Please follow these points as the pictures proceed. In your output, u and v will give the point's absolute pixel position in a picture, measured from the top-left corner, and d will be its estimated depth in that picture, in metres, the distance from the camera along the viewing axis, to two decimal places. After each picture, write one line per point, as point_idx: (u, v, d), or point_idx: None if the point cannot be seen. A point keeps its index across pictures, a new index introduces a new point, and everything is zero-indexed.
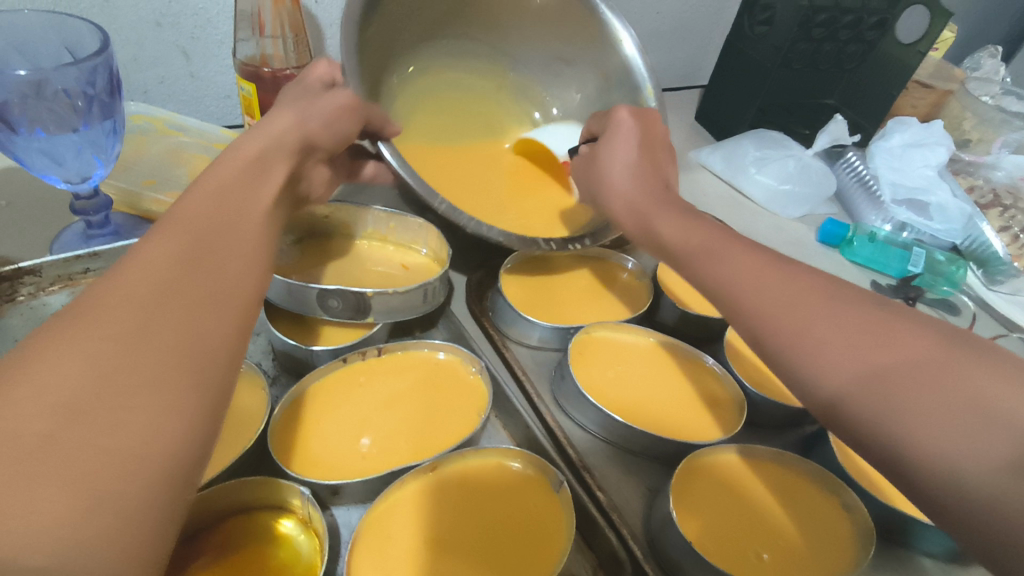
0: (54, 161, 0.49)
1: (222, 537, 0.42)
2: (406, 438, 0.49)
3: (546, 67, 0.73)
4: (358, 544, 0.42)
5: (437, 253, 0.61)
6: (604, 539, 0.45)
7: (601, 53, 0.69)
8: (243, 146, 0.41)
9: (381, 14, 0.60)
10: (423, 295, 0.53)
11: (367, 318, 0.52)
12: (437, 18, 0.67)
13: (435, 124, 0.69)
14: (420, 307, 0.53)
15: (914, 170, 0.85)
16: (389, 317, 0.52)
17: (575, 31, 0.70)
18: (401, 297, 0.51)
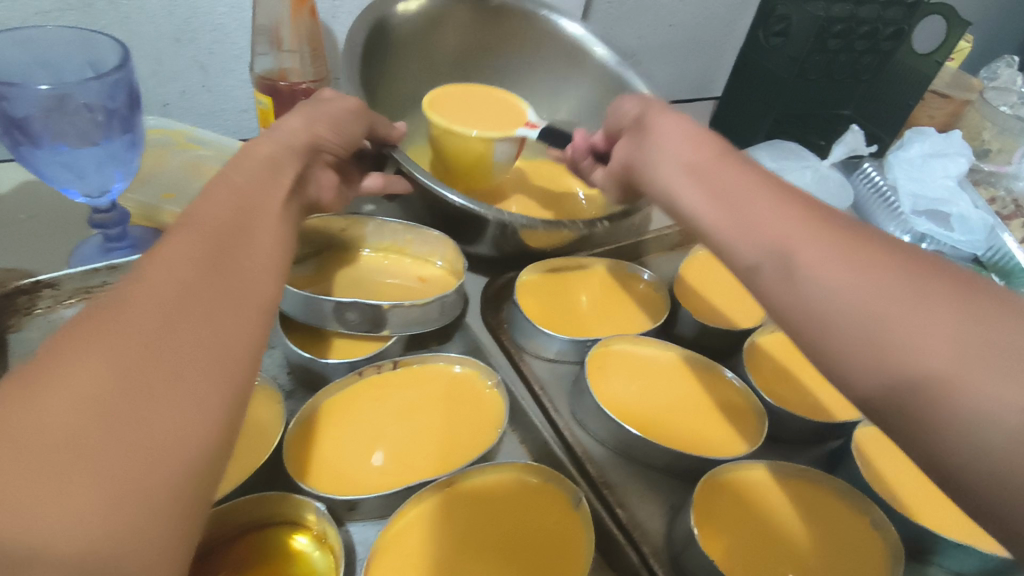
0: (76, 174, 0.49)
1: (238, 555, 0.41)
2: (423, 452, 0.48)
3: (538, 100, 0.80)
4: (374, 562, 0.41)
5: (454, 265, 0.60)
6: (623, 555, 0.45)
7: (587, 70, 0.76)
8: (252, 149, 0.41)
9: (382, 60, 0.70)
10: (440, 308, 0.52)
11: (383, 331, 0.51)
12: (435, 65, 0.75)
13: (462, 92, 0.71)
14: (437, 320, 0.53)
15: (935, 180, 0.84)
16: (405, 331, 0.52)
17: (556, 59, 0.77)
18: (418, 309, 0.51)
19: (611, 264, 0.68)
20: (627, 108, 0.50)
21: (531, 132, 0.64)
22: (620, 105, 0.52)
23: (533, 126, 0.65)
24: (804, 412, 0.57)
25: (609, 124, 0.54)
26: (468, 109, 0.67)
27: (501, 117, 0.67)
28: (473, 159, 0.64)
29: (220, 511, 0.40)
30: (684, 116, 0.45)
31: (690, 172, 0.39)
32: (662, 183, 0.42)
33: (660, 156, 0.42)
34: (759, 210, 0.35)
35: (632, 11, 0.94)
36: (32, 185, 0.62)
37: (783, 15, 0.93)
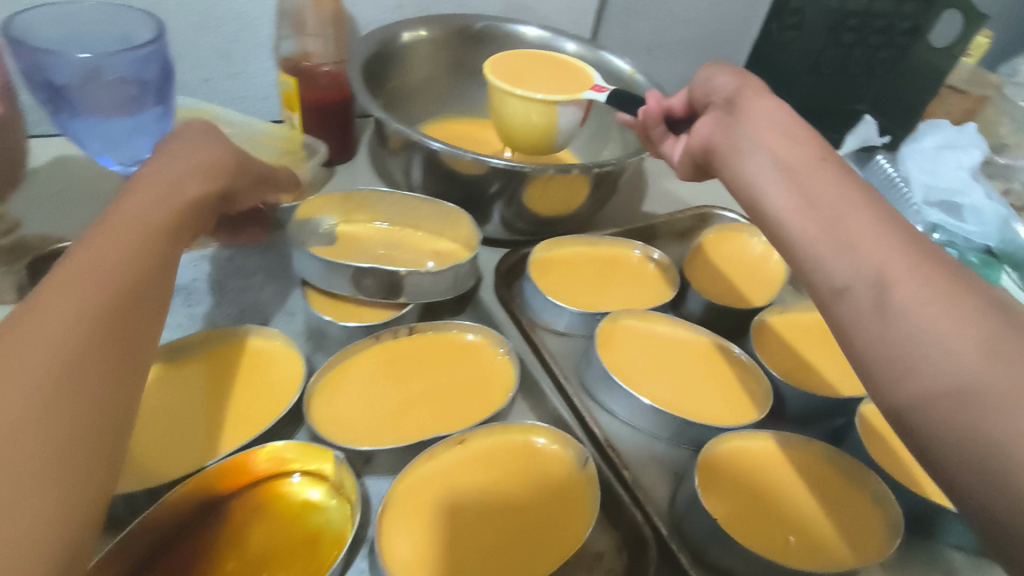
0: (109, 143, 0.52)
1: (254, 505, 0.43)
2: (435, 412, 0.50)
3: None
4: (387, 511, 0.42)
5: (467, 240, 0.62)
6: (629, 516, 0.45)
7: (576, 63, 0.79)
8: None
9: (399, 62, 0.75)
10: (454, 278, 0.54)
11: (399, 299, 0.53)
12: (453, 63, 0.81)
13: (521, 55, 0.67)
14: (452, 290, 0.55)
15: (949, 171, 0.84)
16: (419, 300, 0.54)
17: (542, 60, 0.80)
18: (431, 278, 0.52)
19: (619, 243, 0.69)
20: (720, 82, 0.49)
21: (599, 95, 0.60)
22: (713, 78, 0.50)
23: (600, 91, 0.61)
24: (810, 388, 0.58)
25: (699, 96, 0.52)
26: (528, 72, 0.63)
27: (561, 77, 0.63)
28: (535, 129, 0.62)
29: (235, 460, 0.42)
30: (780, 100, 0.44)
31: (783, 168, 0.38)
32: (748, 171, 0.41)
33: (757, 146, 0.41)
34: (793, 223, 0.35)
35: (644, 7, 0.95)
36: (64, 160, 0.65)
37: (797, 8, 0.98)
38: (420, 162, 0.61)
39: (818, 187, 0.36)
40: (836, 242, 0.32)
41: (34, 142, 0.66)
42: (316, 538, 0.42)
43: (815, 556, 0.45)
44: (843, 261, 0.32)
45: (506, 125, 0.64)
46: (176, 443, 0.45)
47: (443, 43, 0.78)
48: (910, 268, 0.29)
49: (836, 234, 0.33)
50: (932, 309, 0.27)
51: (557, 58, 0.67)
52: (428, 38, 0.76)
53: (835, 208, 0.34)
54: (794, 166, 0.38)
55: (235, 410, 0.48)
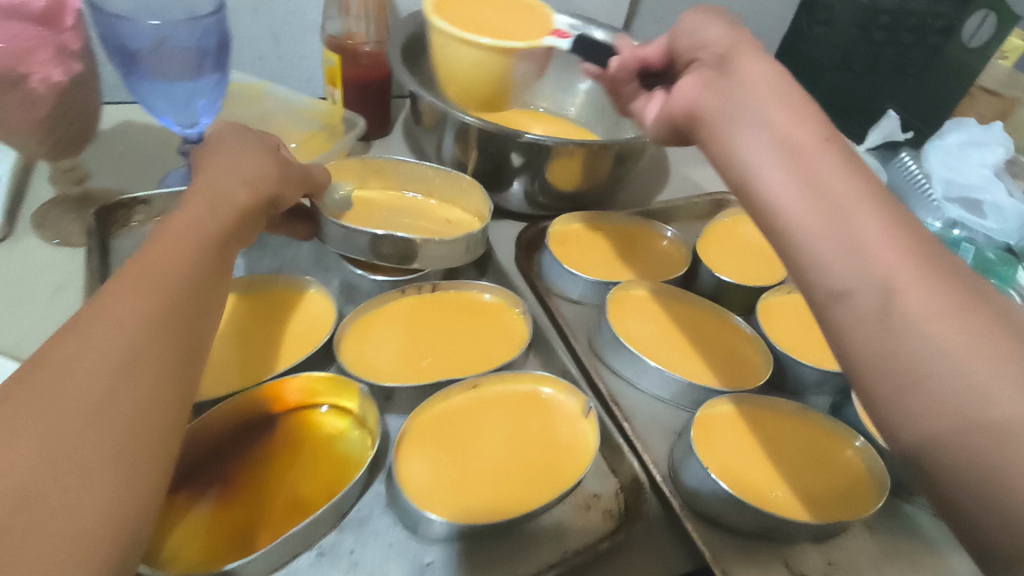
0: (172, 106, 0.57)
1: (286, 429, 0.48)
2: (452, 360, 0.54)
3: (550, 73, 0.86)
4: (404, 441, 0.46)
5: (479, 210, 0.66)
6: (625, 463, 0.48)
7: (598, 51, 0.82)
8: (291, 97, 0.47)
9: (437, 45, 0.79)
10: (466, 246, 0.58)
11: (412, 264, 0.58)
12: None
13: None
14: (463, 257, 0.59)
15: (971, 169, 0.84)
16: (436, 265, 0.58)
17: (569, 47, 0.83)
18: (447, 246, 0.56)
19: (635, 221, 0.73)
20: (712, 34, 0.45)
21: (562, 42, 0.52)
22: (702, 28, 0.46)
23: (563, 36, 0.52)
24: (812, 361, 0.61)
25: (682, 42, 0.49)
26: (478, 16, 0.54)
27: (517, 22, 0.54)
28: (485, 76, 0.54)
29: (272, 385, 0.47)
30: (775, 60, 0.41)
31: (786, 150, 0.36)
32: (742, 146, 0.38)
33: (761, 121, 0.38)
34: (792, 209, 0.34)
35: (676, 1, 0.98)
36: (127, 125, 0.71)
37: (827, 4, 1.01)
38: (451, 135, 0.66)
39: (820, 167, 0.34)
40: (840, 241, 0.31)
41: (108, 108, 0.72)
42: (339, 461, 0.46)
43: (801, 511, 0.48)
44: (853, 260, 0.30)
45: (456, 75, 0.54)
46: (220, 375, 0.50)
47: None
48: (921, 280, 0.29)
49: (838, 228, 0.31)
50: (942, 324, 0.27)
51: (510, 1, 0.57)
52: None
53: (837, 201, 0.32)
54: (798, 144, 0.36)
55: (271, 349, 0.53)
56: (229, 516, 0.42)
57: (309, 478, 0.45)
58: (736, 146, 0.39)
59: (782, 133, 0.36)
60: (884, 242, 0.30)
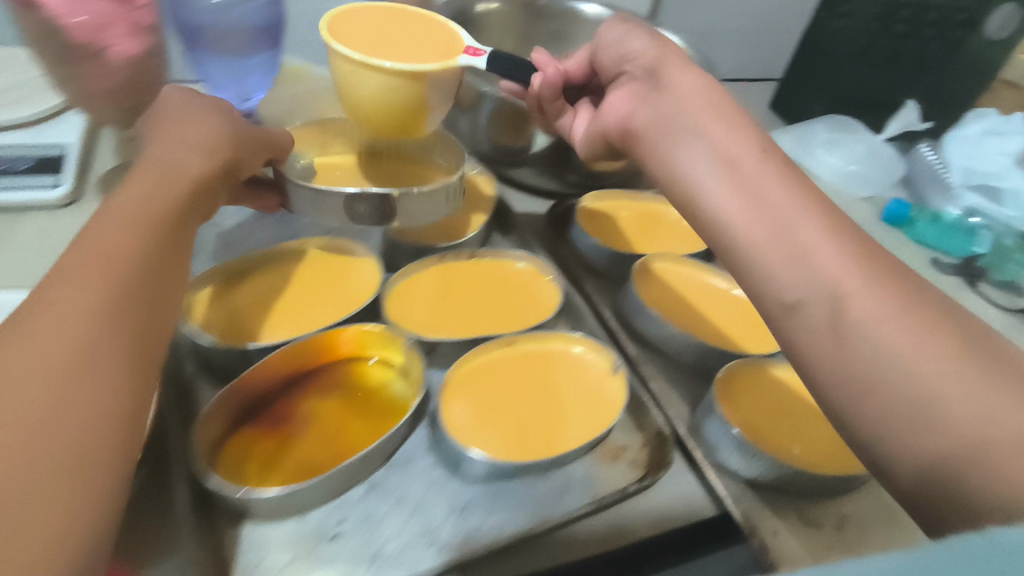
0: (231, 82, 0.61)
1: (336, 379, 0.51)
2: (488, 321, 0.58)
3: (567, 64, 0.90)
4: (447, 391, 0.50)
5: (450, 164, 0.62)
6: (650, 419, 0.52)
7: None
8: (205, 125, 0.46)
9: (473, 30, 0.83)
10: (446, 197, 0.56)
11: (391, 223, 0.56)
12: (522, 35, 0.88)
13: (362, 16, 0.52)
14: (443, 209, 0.57)
15: (989, 156, 0.84)
16: (414, 221, 0.57)
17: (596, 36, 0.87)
18: (424, 199, 0.54)
19: (661, 200, 0.76)
20: (637, 47, 0.53)
21: (478, 60, 0.51)
22: (624, 43, 0.55)
23: (477, 54, 0.51)
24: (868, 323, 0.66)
25: (608, 57, 0.57)
26: (378, 35, 0.50)
27: (423, 43, 0.51)
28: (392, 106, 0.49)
29: (323, 335, 0.50)
30: (704, 76, 0.47)
31: (723, 162, 0.42)
32: (679, 159, 0.44)
33: (699, 129, 0.44)
34: (742, 228, 0.39)
35: None
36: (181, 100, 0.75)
37: None
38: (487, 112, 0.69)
39: (755, 181, 0.40)
40: (791, 256, 0.37)
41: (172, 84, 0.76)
42: (386, 406, 0.50)
43: (817, 466, 0.51)
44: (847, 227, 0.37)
45: (360, 106, 0.50)
46: (275, 327, 0.53)
47: (513, 14, 0.85)
48: (864, 286, 0.34)
49: (788, 244, 0.37)
50: (889, 327, 0.33)
51: (410, 19, 0.54)
52: (499, 10, 0.84)
53: (782, 215, 0.38)
54: (736, 158, 0.41)
55: (317, 304, 0.56)
56: (287, 452, 0.46)
57: (357, 422, 0.48)
58: (676, 158, 0.45)
59: (720, 149, 0.42)
60: (828, 255, 0.36)
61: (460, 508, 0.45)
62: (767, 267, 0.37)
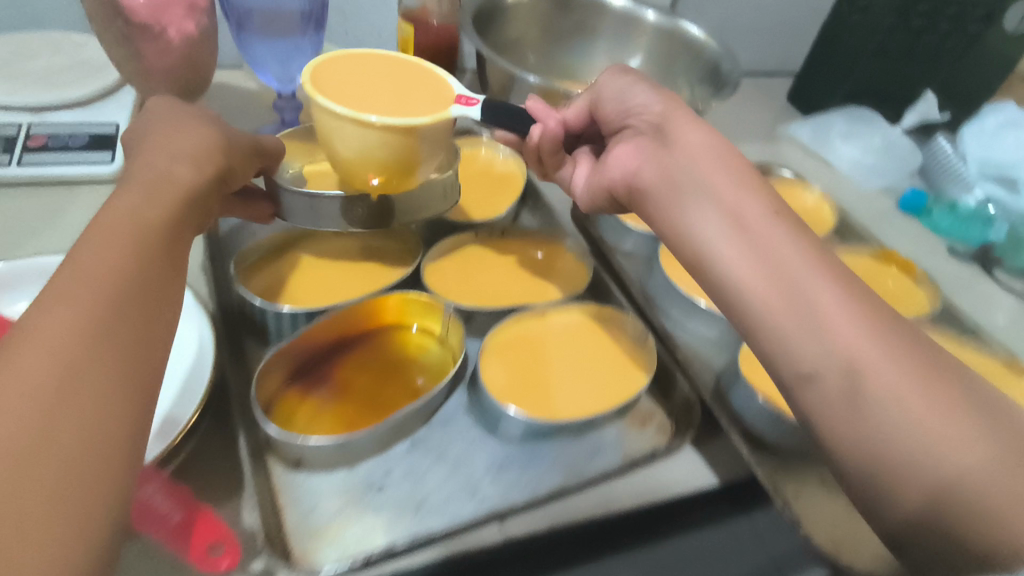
0: (275, 63, 0.64)
1: (379, 343, 0.54)
2: (520, 293, 0.61)
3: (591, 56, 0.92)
4: (485, 357, 0.53)
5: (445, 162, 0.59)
6: (679, 386, 0.53)
7: (643, 30, 0.88)
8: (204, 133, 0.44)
9: (501, 20, 0.86)
10: (444, 190, 0.57)
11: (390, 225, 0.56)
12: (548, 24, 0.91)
13: (350, 67, 0.50)
14: (440, 203, 0.58)
15: (1007, 147, 0.85)
16: (412, 218, 0.57)
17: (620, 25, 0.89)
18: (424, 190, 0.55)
19: None
20: (640, 100, 0.51)
21: (472, 110, 0.48)
22: (629, 94, 0.52)
23: (471, 104, 0.49)
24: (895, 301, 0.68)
25: (611, 109, 0.54)
26: (367, 87, 0.48)
27: (416, 94, 0.49)
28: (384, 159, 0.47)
29: (367, 300, 0.53)
30: (708, 128, 0.47)
31: (732, 222, 0.41)
32: (690, 219, 0.43)
33: (708, 186, 0.43)
34: (756, 290, 0.38)
35: None
36: (223, 86, 0.79)
37: None
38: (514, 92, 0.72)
39: (767, 243, 0.39)
40: (802, 322, 0.36)
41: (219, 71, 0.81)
42: (427, 368, 0.53)
43: None
44: None
45: (348, 162, 0.48)
46: (322, 293, 0.57)
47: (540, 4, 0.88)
48: (877, 351, 0.34)
49: (797, 302, 0.36)
50: None
51: (399, 70, 0.52)
52: None
53: (786, 273, 0.37)
54: (742, 216, 0.41)
55: (360, 274, 0.60)
56: (335, 408, 0.49)
57: (401, 383, 0.51)
58: (683, 216, 0.44)
59: (729, 206, 0.42)
60: (835, 305, 0.35)
61: (498, 464, 0.47)
62: (779, 332, 0.37)
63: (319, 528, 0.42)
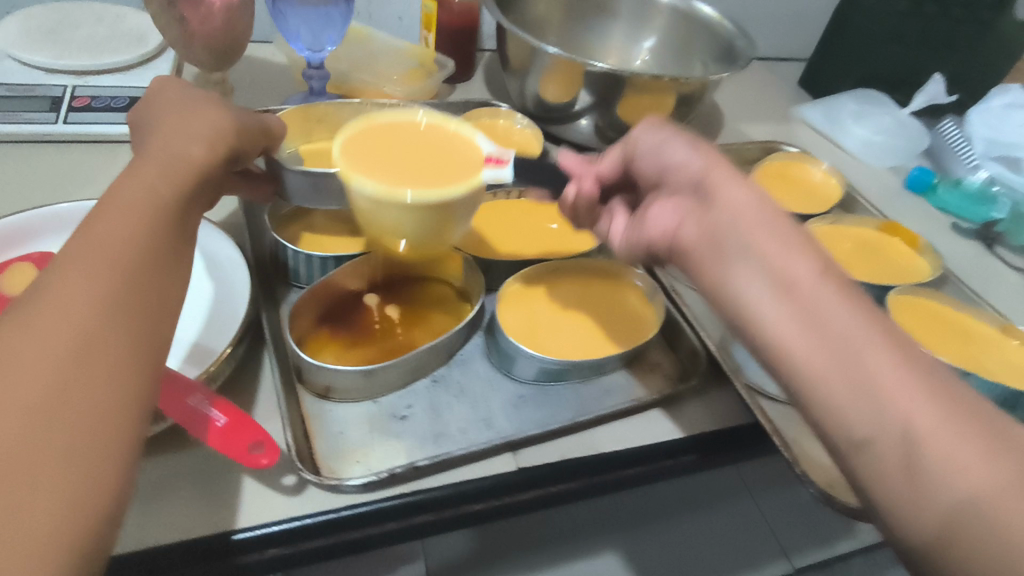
0: (306, 31, 0.68)
1: (401, 291, 0.57)
2: (534, 250, 0.64)
3: (609, 36, 0.95)
4: (501, 304, 0.56)
5: None
6: (685, 338, 0.56)
7: (659, 10, 0.90)
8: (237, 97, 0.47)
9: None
10: None
11: None
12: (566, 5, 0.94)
13: (375, 139, 0.51)
14: None
15: (1013, 127, 0.88)
16: None
17: (637, 6, 0.92)
18: None
19: None
20: (679, 158, 0.43)
21: (502, 172, 0.49)
22: (664, 150, 0.44)
23: (501, 164, 0.49)
24: (900, 270, 0.71)
25: (647, 167, 0.46)
26: (396, 160, 0.49)
27: (444, 161, 0.50)
28: (419, 228, 0.48)
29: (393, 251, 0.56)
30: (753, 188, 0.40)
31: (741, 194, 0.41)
32: (718, 240, 0.38)
33: (763, 244, 0.36)
34: None
35: None
36: (254, 60, 0.83)
37: None
38: (533, 65, 0.75)
39: None
40: (854, 385, 0.31)
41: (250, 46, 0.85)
42: (445, 314, 0.56)
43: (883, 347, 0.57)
44: None
45: (384, 232, 0.49)
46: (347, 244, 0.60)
47: None
48: (907, 378, 0.31)
49: (852, 373, 0.31)
50: None
51: (423, 136, 0.53)
52: None
53: (848, 341, 0.32)
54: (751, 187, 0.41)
55: None
56: (359, 344, 0.52)
57: (423, 324, 0.55)
58: None
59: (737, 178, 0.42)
60: (897, 370, 0.30)
61: (512, 402, 0.51)
62: (830, 400, 0.32)
63: (346, 450, 0.45)
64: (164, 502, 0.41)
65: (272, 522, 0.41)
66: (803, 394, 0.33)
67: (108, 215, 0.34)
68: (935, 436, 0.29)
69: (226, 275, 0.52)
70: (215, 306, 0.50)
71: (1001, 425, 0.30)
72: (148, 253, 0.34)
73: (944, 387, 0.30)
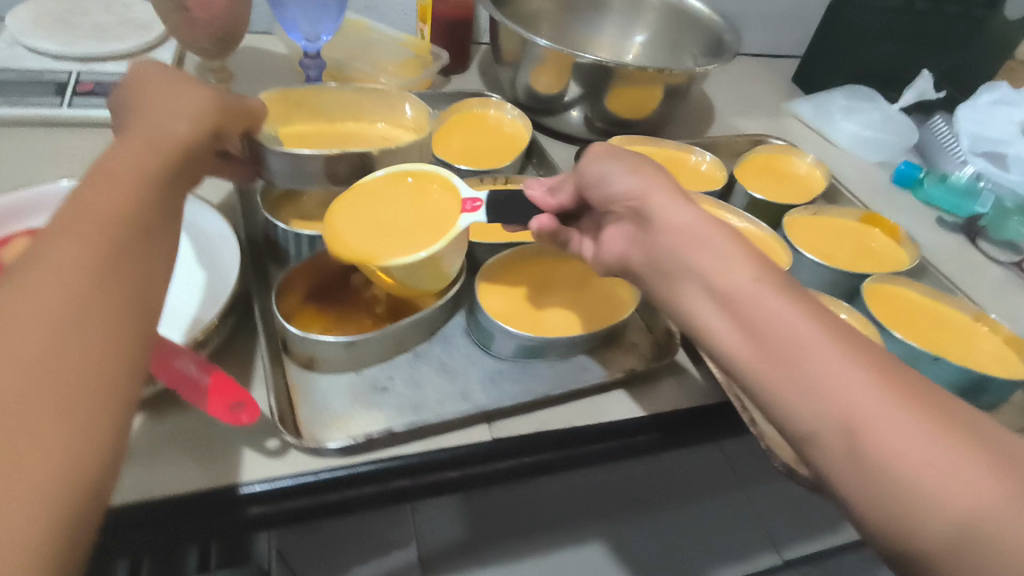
0: (304, 20, 0.70)
1: None
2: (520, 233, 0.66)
3: (602, 30, 0.97)
4: (481, 283, 0.59)
5: (418, 120, 0.64)
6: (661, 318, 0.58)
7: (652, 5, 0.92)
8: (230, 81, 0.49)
9: None
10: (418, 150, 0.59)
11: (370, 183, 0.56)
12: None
13: (362, 198, 0.55)
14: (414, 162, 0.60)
15: (998, 123, 0.89)
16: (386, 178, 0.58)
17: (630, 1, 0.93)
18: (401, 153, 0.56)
19: (682, 147, 0.82)
20: (621, 184, 0.44)
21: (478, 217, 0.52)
22: (609, 177, 0.45)
23: (477, 208, 0.52)
24: (879, 260, 0.72)
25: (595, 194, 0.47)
26: (384, 224, 0.53)
27: (427, 217, 0.54)
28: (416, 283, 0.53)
29: None
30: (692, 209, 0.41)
31: None
32: (679, 218, 0.40)
33: (707, 261, 0.37)
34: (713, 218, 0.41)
35: None
36: (254, 49, 0.85)
37: None
38: (524, 56, 0.77)
39: None
40: (793, 363, 0.32)
41: (251, 36, 0.87)
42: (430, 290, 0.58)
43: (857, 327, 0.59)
44: None
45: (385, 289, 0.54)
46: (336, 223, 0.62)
47: None
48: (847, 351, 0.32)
49: (791, 351, 0.33)
50: None
51: (406, 186, 0.56)
52: None
53: (796, 345, 0.33)
54: None
55: None
56: (345, 318, 0.55)
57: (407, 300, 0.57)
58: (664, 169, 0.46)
59: None
60: (844, 368, 0.31)
61: (490, 377, 0.53)
62: (772, 376, 0.33)
63: (328, 416, 0.48)
64: (154, 461, 0.43)
65: (256, 482, 0.43)
66: (768, 399, 0.34)
67: (105, 180, 0.36)
68: (880, 422, 0.29)
69: (220, 252, 0.54)
70: (210, 286, 0.52)
71: (936, 394, 0.31)
72: (143, 216, 0.36)
73: (892, 371, 0.31)
